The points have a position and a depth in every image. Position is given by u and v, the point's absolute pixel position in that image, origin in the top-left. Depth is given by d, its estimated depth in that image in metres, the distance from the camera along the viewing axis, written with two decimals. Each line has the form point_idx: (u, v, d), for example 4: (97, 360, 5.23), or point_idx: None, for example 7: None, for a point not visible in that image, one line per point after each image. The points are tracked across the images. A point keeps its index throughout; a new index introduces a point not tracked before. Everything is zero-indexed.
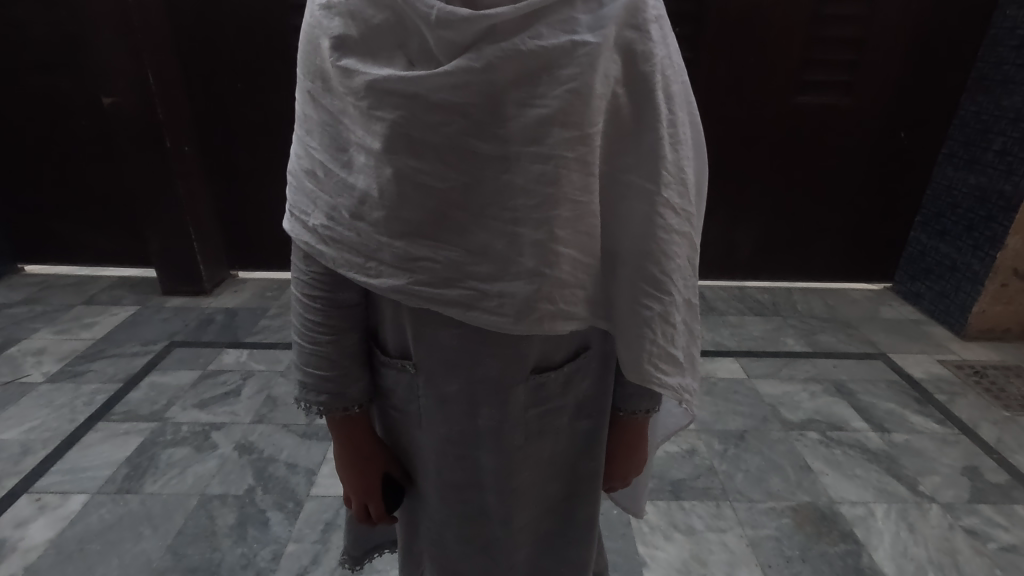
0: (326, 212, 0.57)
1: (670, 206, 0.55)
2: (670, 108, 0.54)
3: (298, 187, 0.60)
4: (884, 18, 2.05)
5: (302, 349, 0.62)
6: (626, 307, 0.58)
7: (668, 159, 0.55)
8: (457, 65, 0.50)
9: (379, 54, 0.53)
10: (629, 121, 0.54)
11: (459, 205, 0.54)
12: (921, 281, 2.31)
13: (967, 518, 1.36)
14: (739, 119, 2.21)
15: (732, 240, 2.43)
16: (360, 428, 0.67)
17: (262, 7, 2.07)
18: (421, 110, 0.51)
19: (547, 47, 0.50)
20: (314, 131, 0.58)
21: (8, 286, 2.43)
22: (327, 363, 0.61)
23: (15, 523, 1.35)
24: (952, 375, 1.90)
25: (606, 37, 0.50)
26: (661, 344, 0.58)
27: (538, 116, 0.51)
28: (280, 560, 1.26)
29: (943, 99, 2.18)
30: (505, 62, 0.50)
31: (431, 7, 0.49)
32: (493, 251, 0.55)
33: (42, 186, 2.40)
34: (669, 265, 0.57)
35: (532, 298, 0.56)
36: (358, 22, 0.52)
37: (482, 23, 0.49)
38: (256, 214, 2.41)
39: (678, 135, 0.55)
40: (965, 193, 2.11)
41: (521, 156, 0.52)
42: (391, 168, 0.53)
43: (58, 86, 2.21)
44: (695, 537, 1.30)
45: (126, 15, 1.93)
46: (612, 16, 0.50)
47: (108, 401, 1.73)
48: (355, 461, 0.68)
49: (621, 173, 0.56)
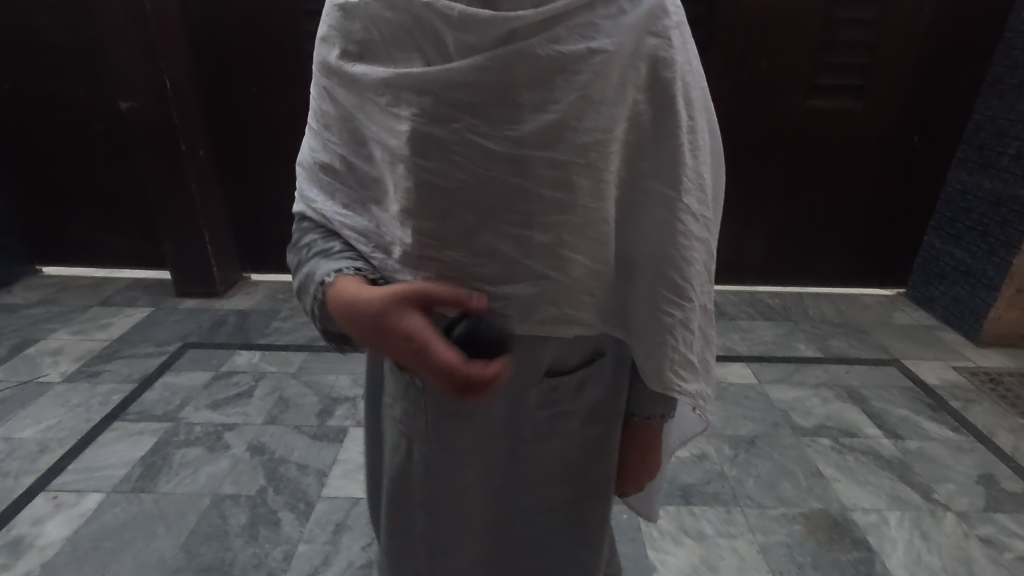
0: (336, 197, 0.61)
1: (689, 211, 0.56)
2: (690, 115, 0.55)
3: (315, 177, 0.62)
4: (896, 23, 2.04)
5: (299, 270, 0.62)
6: (644, 312, 0.59)
7: (687, 166, 0.55)
8: (473, 66, 0.50)
9: (397, 55, 0.54)
10: (649, 128, 0.55)
11: (467, 205, 0.55)
12: (934, 286, 2.29)
13: (982, 526, 1.35)
14: (749, 123, 2.21)
15: (743, 244, 2.42)
16: (351, 289, 0.54)
17: (276, 13, 2.10)
18: (436, 112, 0.52)
19: (565, 52, 0.50)
20: (332, 126, 0.60)
21: (26, 287, 2.47)
22: (331, 248, 0.60)
23: (33, 520, 1.37)
24: (966, 381, 1.88)
25: (623, 44, 0.51)
26: (681, 351, 0.59)
27: (551, 120, 0.52)
28: (292, 561, 1.27)
29: (956, 103, 2.17)
30: (521, 66, 0.50)
31: (452, 8, 0.50)
32: (500, 254, 0.56)
33: (59, 189, 2.44)
34: (688, 271, 0.57)
35: (537, 300, 0.58)
36: (377, 25, 0.54)
37: (501, 26, 0.49)
38: (268, 217, 2.43)
39: (697, 141, 0.55)
40: (980, 198, 2.09)
41: (532, 160, 0.53)
42: (405, 166, 0.55)
43: (76, 90, 2.25)
44: (706, 542, 1.30)
45: (143, 22, 1.96)
46: (631, 23, 0.51)
47: (123, 401, 1.76)
48: (382, 342, 0.53)
49: (640, 179, 0.57)
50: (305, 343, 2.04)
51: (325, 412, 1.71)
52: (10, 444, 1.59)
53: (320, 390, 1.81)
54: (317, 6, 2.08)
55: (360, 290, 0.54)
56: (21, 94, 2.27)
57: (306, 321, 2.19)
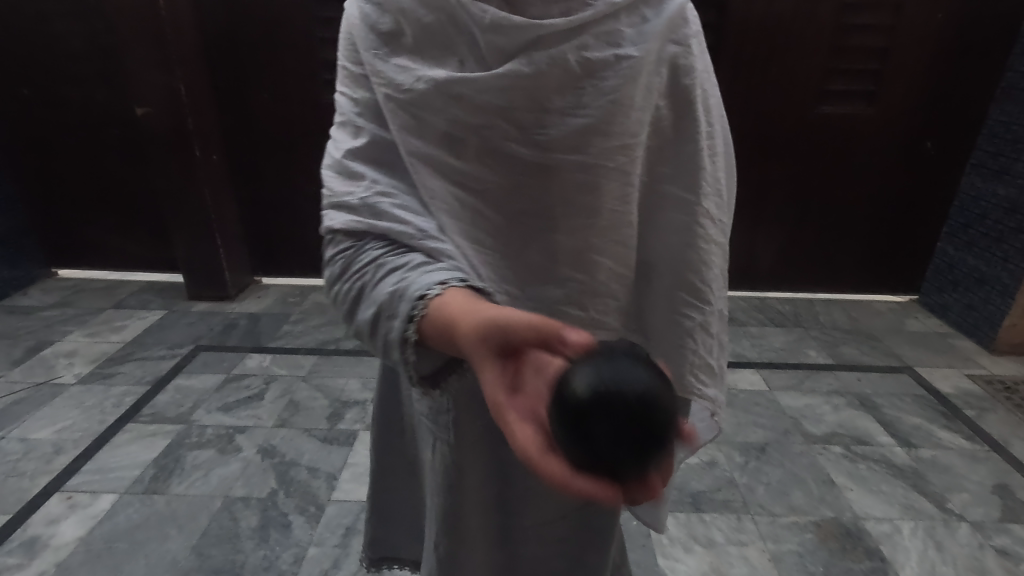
0: (386, 192, 0.57)
1: (707, 214, 0.64)
2: (708, 123, 0.63)
3: (348, 169, 0.58)
4: (910, 28, 2.04)
5: (365, 299, 0.53)
6: (667, 317, 0.68)
7: (705, 171, 0.63)
8: (509, 68, 0.56)
9: (428, 53, 0.58)
10: (669, 132, 0.63)
11: (503, 207, 0.62)
12: (948, 293, 2.27)
13: (998, 537, 1.33)
14: (761, 129, 2.20)
15: (753, 250, 2.41)
16: (441, 325, 0.48)
17: (290, 20, 2.12)
18: (470, 114, 0.57)
19: (592, 58, 0.57)
20: (365, 112, 0.60)
21: (41, 290, 2.51)
22: (407, 260, 0.53)
23: (47, 520, 1.38)
24: (980, 389, 1.86)
25: (648, 50, 0.57)
26: (701, 354, 0.67)
27: (581, 124, 0.58)
28: (302, 564, 1.28)
29: (970, 109, 2.15)
30: (552, 71, 0.56)
31: (485, 11, 0.55)
32: (534, 262, 0.65)
33: (75, 193, 2.47)
34: (707, 275, 0.65)
35: (564, 301, 0.66)
36: (409, 20, 0.58)
37: (531, 31, 0.55)
38: (280, 221, 2.45)
39: (715, 149, 0.64)
40: (994, 204, 2.08)
41: (562, 163, 0.60)
42: (433, 165, 0.59)
43: (93, 96, 2.28)
44: (716, 550, 1.29)
45: (159, 29, 1.99)
46: (653, 31, 0.57)
47: (136, 403, 1.77)
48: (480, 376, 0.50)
49: (662, 184, 0.65)
50: (315, 347, 2.06)
51: (336, 416, 1.72)
52: (26, 444, 1.61)
53: (331, 393, 1.82)
54: (330, 13, 2.10)
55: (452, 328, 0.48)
56: (40, 99, 2.31)
57: (317, 325, 2.21)
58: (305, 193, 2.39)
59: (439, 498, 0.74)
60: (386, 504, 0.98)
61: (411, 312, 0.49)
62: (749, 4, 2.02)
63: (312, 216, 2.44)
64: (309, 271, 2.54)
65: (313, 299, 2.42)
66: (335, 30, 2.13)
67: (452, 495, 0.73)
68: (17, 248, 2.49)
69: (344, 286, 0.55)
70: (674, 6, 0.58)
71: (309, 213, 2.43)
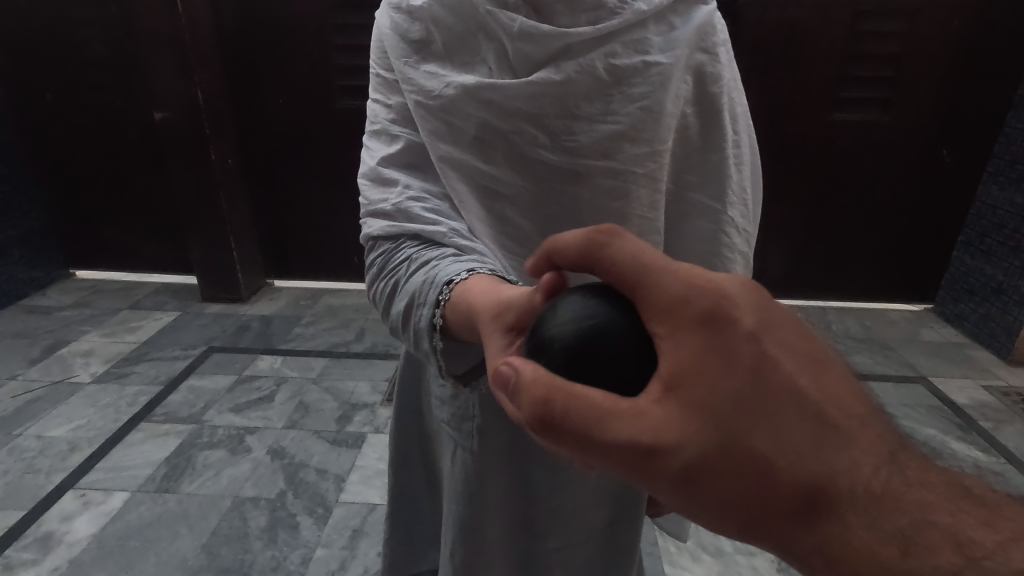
0: (417, 197, 0.58)
1: (733, 223, 0.66)
2: (734, 131, 0.66)
3: (380, 174, 0.61)
4: (927, 35, 2.03)
5: (398, 294, 0.54)
6: None
7: (732, 179, 0.66)
8: (538, 77, 0.59)
9: (458, 59, 0.61)
10: (696, 140, 0.66)
11: (533, 214, 0.64)
12: (964, 303, 2.24)
13: None
14: (774, 136, 2.20)
15: (766, 258, 2.40)
16: (465, 313, 0.47)
17: (307, 26, 2.15)
18: (500, 119, 0.60)
19: (620, 64, 0.59)
20: (398, 119, 0.63)
21: (59, 291, 2.56)
22: (438, 253, 0.54)
23: (62, 517, 1.41)
24: (997, 401, 1.83)
25: (676, 57, 0.60)
26: None
27: (609, 131, 0.60)
28: (309, 565, 1.29)
29: (990, 116, 2.12)
30: (582, 79, 0.59)
31: (514, 21, 0.58)
32: None
33: (96, 197, 2.53)
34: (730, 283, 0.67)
35: None
36: (439, 28, 0.60)
37: (562, 40, 0.58)
38: (293, 224, 2.48)
39: (741, 156, 0.66)
40: (1012, 213, 2.05)
41: (591, 171, 0.62)
42: (461, 173, 0.61)
43: (114, 101, 2.33)
44: (724, 559, 1.28)
45: (180, 35, 2.03)
46: (682, 38, 0.60)
47: (150, 402, 1.80)
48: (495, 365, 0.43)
49: (691, 191, 0.67)
50: (325, 350, 2.07)
51: (344, 418, 1.73)
52: (42, 442, 1.64)
53: (340, 395, 1.83)
54: (346, 21, 2.13)
55: (472, 313, 0.46)
56: (63, 106, 2.37)
57: (328, 328, 2.22)
58: (319, 197, 2.42)
59: (457, 507, 0.76)
60: (398, 514, 0.97)
61: (438, 297, 0.50)
62: (763, 11, 2.02)
63: (324, 220, 2.46)
64: (321, 273, 2.57)
65: (325, 302, 2.44)
66: (349, 39, 2.16)
67: (471, 505, 0.75)
68: (36, 249, 2.53)
69: (381, 285, 0.57)
70: (701, 17, 0.62)
71: (321, 217, 2.45)
